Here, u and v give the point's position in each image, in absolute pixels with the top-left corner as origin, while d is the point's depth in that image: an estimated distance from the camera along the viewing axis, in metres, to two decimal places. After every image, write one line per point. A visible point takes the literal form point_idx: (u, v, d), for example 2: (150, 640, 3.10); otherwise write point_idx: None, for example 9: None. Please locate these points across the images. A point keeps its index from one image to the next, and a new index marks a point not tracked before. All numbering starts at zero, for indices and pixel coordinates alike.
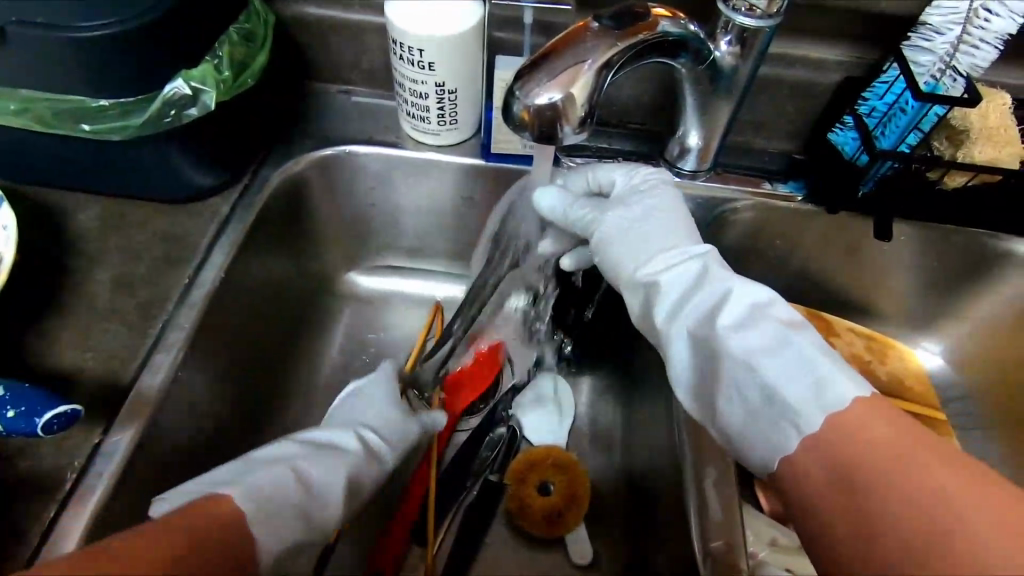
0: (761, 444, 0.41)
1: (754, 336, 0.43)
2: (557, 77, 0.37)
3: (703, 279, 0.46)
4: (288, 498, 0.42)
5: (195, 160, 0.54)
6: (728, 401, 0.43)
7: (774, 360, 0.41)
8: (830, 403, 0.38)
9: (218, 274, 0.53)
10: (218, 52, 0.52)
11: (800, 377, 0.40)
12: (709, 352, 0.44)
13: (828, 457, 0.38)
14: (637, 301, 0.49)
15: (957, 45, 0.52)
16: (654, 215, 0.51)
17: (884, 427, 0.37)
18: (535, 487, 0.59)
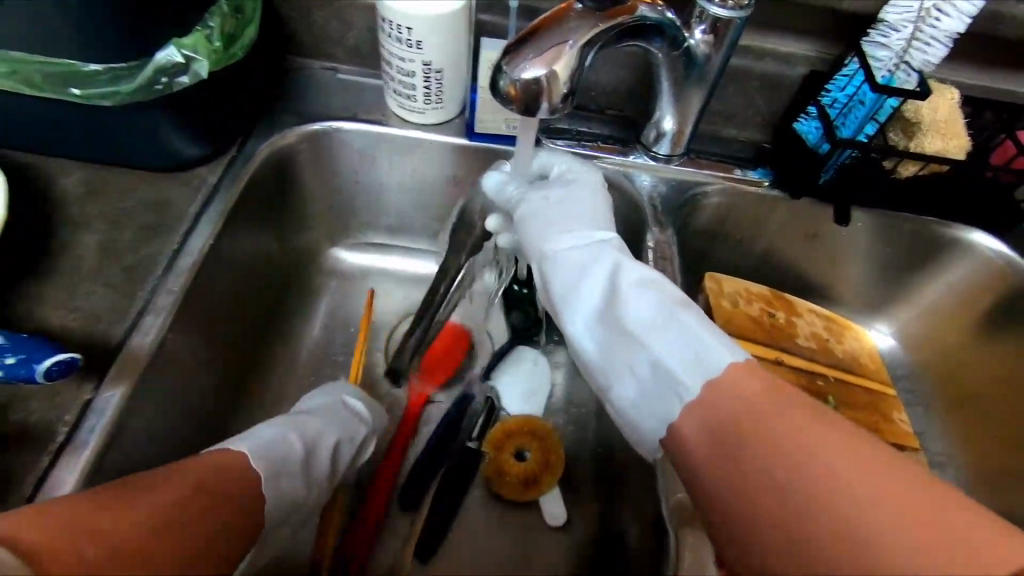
0: (652, 417, 0.42)
1: (643, 309, 0.44)
2: (542, 54, 0.39)
3: (601, 253, 0.48)
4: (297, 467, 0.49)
5: (183, 129, 0.55)
6: (622, 377, 0.44)
7: (659, 334, 0.42)
8: (709, 370, 0.39)
9: (204, 241, 0.54)
10: (209, 21, 0.52)
11: (689, 348, 0.41)
12: (610, 325, 0.45)
13: (709, 428, 0.37)
14: (540, 273, 0.50)
15: (910, 42, 0.56)
16: (572, 195, 0.52)
17: (754, 392, 0.37)
18: (512, 454, 0.62)
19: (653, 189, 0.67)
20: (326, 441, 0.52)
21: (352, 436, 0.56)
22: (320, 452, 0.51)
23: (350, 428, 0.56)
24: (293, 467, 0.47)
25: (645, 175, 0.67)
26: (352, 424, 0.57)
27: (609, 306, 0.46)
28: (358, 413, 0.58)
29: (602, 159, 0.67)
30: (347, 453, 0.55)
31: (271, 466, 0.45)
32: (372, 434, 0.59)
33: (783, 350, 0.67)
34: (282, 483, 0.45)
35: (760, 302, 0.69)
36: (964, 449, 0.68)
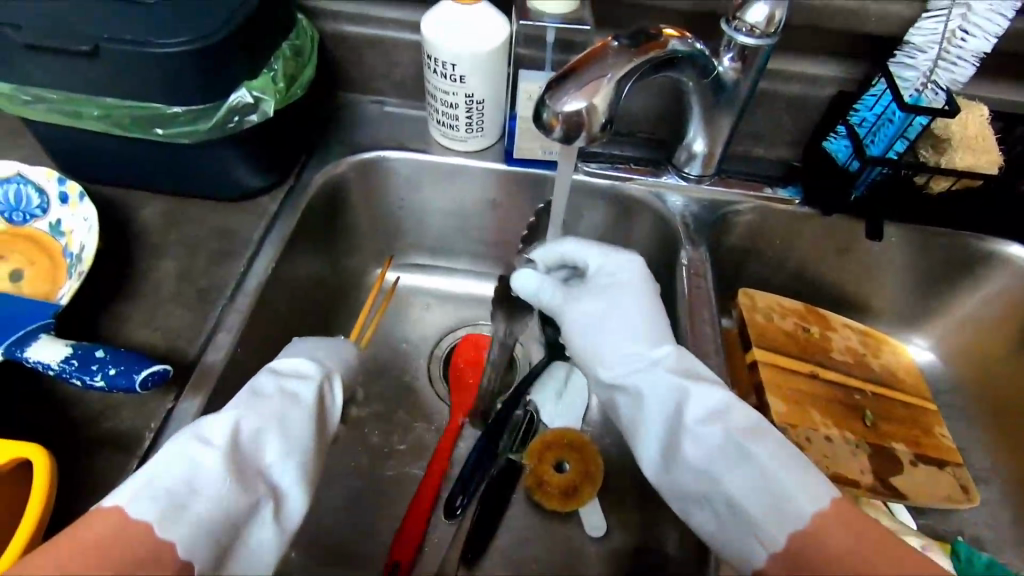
0: (731, 552, 0.45)
1: (710, 440, 0.46)
2: (582, 87, 0.42)
3: (660, 374, 0.49)
4: (201, 479, 0.39)
5: (248, 162, 0.60)
6: (699, 508, 0.47)
7: (732, 473, 0.44)
8: (790, 522, 0.41)
9: (268, 264, 0.59)
10: (273, 65, 0.58)
11: (760, 488, 0.43)
12: (676, 463, 0.48)
13: (795, 566, 0.40)
14: (604, 394, 0.54)
15: (937, 63, 0.57)
16: (620, 301, 0.54)
17: (847, 540, 0.39)
18: (552, 466, 0.64)
19: (684, 209, 0.69)
20: (251, 424, 0.44)
21: (297, 392, 0.48)
22: (252, 436, 0.43)
23: (292, 383, 0.49)
24: (212, 478, 0.39)
25: (677, 196, 0.69)
26: (294, 390, 0.48)
27: (676, 439, 0.48)
28: (298, 371, 0.51)
29: (634, 181, 0.69)
30: (298, 418, 0.46)
31: (176, 500, 0.38)
32: (329, 384, 0.51)
33: (820, 365, 0.68)
34: (194, 506, 0.38)
35: (794, 317, 0.70)
36: (1010, 463, 0.68)
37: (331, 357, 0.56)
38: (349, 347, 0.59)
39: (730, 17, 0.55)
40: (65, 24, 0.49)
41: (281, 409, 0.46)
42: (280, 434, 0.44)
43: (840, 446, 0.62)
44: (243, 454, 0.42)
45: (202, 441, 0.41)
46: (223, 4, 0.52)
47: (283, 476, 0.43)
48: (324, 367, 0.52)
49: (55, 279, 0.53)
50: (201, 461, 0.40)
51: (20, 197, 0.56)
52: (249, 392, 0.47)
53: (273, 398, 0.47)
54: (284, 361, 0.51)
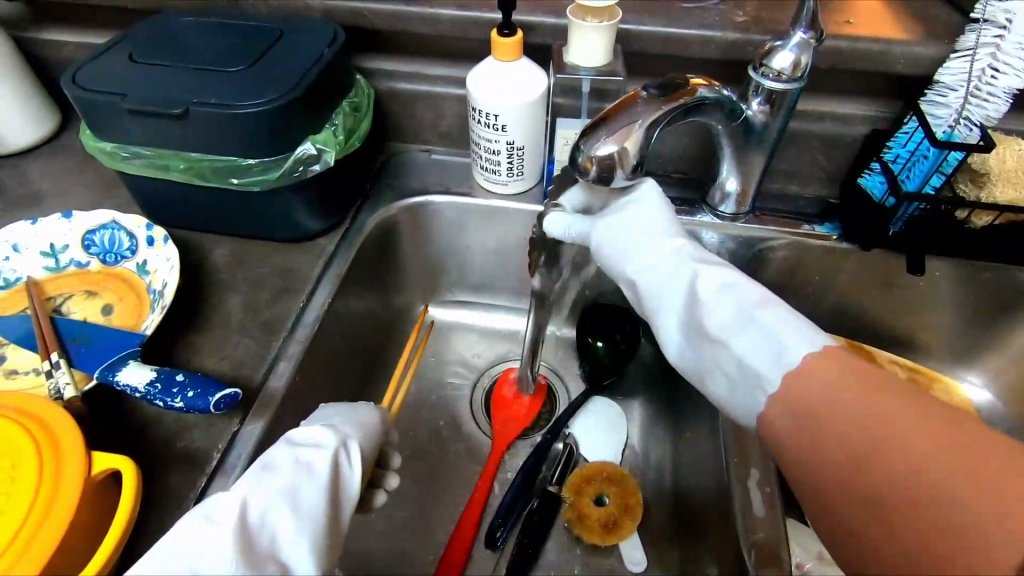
0: (739, 410, 0.43)
1: (721, 319, 0.43)
2: (614, 133, 0.45)
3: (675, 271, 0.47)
4: (206, 564, 0.38)
5: (311, 207, 0.66)
6: (711, 374, 0.45)
7: (741, 338, 0.42)
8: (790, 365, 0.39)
9: (326, 299, 0.64)
10: (335, 120, 0.65)
11: (771, 347, 0.40)
12: (694, 335, 0.45)
13: (792, 408, 0.38)
14: (628, 288, 0.51)
15: (967, 100, 0.58)
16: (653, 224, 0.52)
17: (836, 385, 0.37)
18: (592, 498, 0.65)
19: (720, 245, 0.71)
20: (258, 501, 0.42)
21: (307, 464, 0.46)
22: (258, 515, 0.42)
23: (306, 455, 0.47)
24: (213, 558, 0.38)
25: (712, 233, 0.71)
26: (308, 459, 0.46)
27: (691, 323, 0.45)
28: (314, 441, 0.48)
29: None
30: (311, 494, 0.44)
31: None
32: (346, 451, 0.49)
33: None
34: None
35: None
36: None
37: (351, 422, 0.53)
38: (374, 411, 0.57)
39: (757, 63, 0.58)
40: (161, 91, 0.57)
41: (291, 483, 0.44)
42: (290, 511, 0.42)
43: None
44: (253, 533, 0.41)
45: (208, 521, 0.40)
46: (295, 70, 0.60)
47: (295, 557, 0.41)
48: (340, 435, 0.50)
49: (140, 313, 0.59)
50: (204, 541, 0.39)
51: (114, 241, 0.63)
52: (259, 467, 0.45)
53: (283, 473, 0.44)
54: (302, 431, 0.49)
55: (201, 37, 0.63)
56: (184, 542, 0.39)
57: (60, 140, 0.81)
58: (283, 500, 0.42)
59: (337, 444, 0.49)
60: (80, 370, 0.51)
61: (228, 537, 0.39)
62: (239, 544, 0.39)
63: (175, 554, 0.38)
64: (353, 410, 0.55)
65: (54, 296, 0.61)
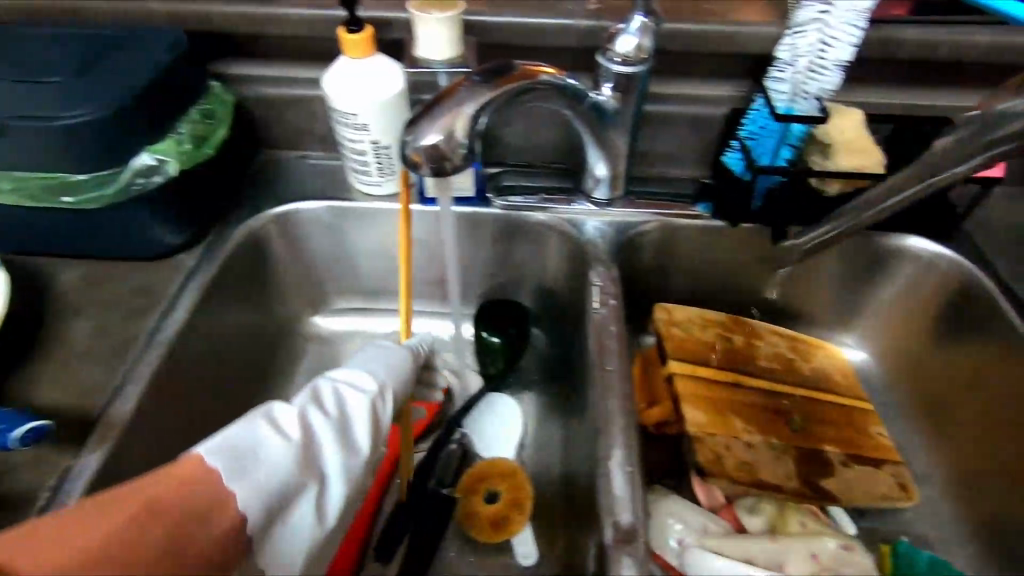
0: None
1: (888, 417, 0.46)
2: (438, 121, 0.45)
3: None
4: (262, 451, 0.45)
5: (165, 221, 0.63)
6: None
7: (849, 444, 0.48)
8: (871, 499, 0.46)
9: (184, 317, 0.60)
10: (181, 129, 0.61)
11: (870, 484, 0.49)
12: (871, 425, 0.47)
13: None
14: None
15: (804, 74, 0.60)
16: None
17: None
18: (483, 496, 0.64)
19: (598, 232, 0.71)
20: (318, 419, 0.51)
21: (353, 397, 0.55)
22: (314, 429, 0.50)
23: (348, 392, 0.55)
24: (278, 454, 0.45)
25: (592, 222, 0.72)
26: (355, 394, 0.55)
27: None
28: (358, 382, 0.57)
29: (548, 210, 0.72)
30: (355, 425, 0.53)
31: (238, 457, 0.43)
32: (382, 398, 0.57)
33: (745, 372, 0.68)
34: (258, 465, 0.44)
35: (715, 327, 0.71)
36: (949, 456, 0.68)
37: (397, 364, 0.62)
38: (407, 356, 0.64)
39: (603, 49, 0.59)
40: None
41: (341, 415, 0.53)
42: (332, 440, 0.50)
43: (761, 452, 0.61)
44: (311, 442, 0.49)
45: (273, 422, 0.48)
46: (125, 78, 0.56)
47: (331, 467, 0.49)
48: (380, 381, 0.59)
49: None
50: (267, 433, 0.46)
51: None
52: (312, 397, 0.53)
53: (338, 409, 0.53)
54: (348, 374, 0.58)
55: (23, 48, 0.59)
56: (249, 426, 0.46)
57: None
58: (339, 413, 0.53)
59: (385, 385, 0.59)
60: None
61: (283, 437, 0.47)
62: (304, 442, 0.48)
63: (239, 433, 0.45)
64: (392, 351, 0.63)
65: None
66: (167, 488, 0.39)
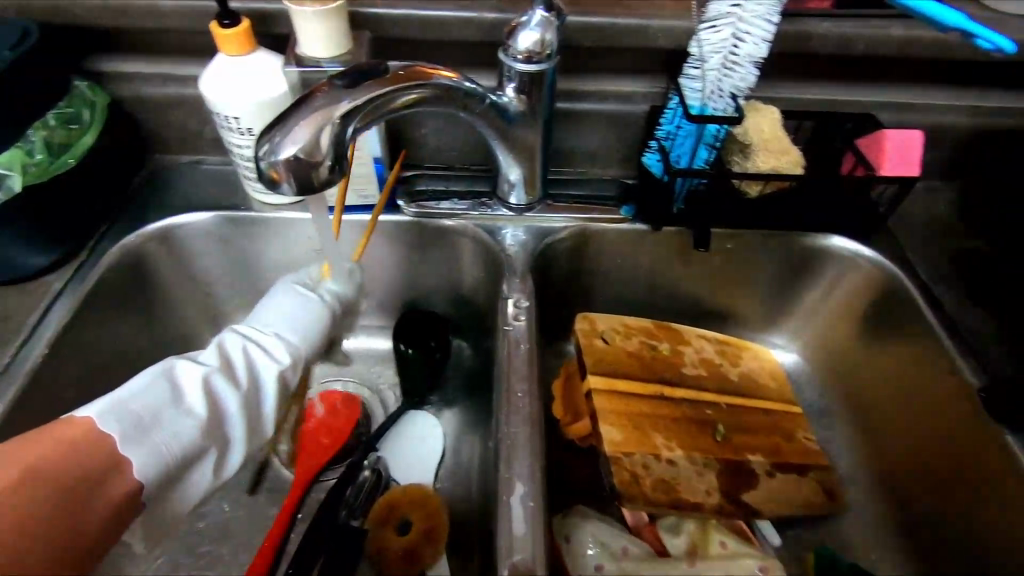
0: None
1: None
2: (296, 127, 0.40)
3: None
4: (162, 412, 0.44)
5: (19, 241, 0.55)
6: None
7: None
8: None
9: (43, 350, 0.54)
10: (31, 137, 0.55)
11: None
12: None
13: None
14: None
15: (718, 72, 0.57)
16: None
17: None
18: (393, 527, 0.60)
19: (514, 240, 0.67)
20: (223, 384, 0.48)
21: (265, 359, 0.52)
22: (219, 397, 0.48)
23: (257, 356, 0.52)
24: (178, 421, 0.45)
25: (509, 228, 0.68)
26: (265, 358, 0.52)
27: None
28: (269, 343, 0.53)
29: (462, 217, 0.68)
30: (261, 392, 0.51)
31: (137, 422, 0.43)
32: (292, 368, 0.53)
33: (669, 383, 0.66)
34: (155, 433, 0.43)
35: (640, 335, 0.68)
36: (872, 457, 0.67)
37: (312, 323, 0.56)
38: (327, 315, 0.57)
39: (505, 45, 0.54)
40: None
41: (252, 384, 0.50)
42: (235, 403, 0.48)
43: (683, 468, 0.59)
44: (216, 413, 0.47)
45: (173, 382, 0.46)
46: None
47: (234, 430, 0.48)
48: (293, 347, 0.54)
49: None
50: (165, 397, 0.45)
51: None
52: (216, 356, 0.50)
53: (247, 375, 0.50)
54: (257, 332, 0.54)
55: None
56: (146, 389, 0.44)
57: None
58: (246, 382, 0.50)
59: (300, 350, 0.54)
60: None
61: (177, 405, 0.45)
62: (207, 415, 0.46)
63: (134, 395, 0.44)
64: (306, 306, 0.57)
65: None
66: (52, 449, 0.39)
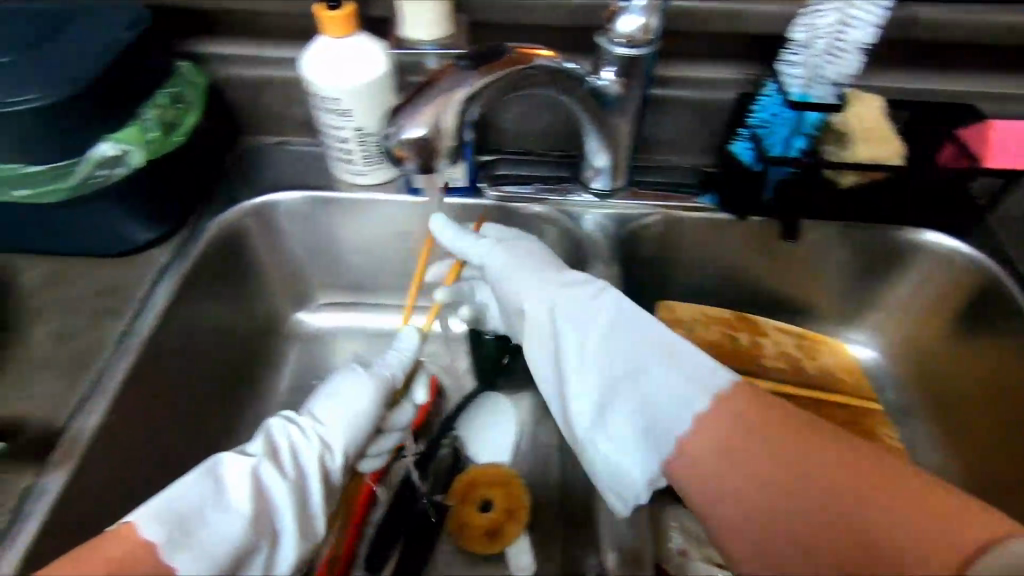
0: None
1: (626, 358, 0.51)
2: (420, 112, 0.40)
3: (578, 302, 0.54)
4: (205, 513, 0.42)
5: (130, 215, 0.58)
6: None
7: (648, 369, 0.50)
8: (713, 387, 0.47)
9: (153, 320, 0.56)
10: (145, 115, 0.57)
11: (653, 424, 0.48)
12: (584, 368, 0.51)
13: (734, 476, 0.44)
14: None
15: (819, 58, 0.56)
16: (517, 254, 0.59)
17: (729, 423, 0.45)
18: (475, 506, 0.61)
19: (598, 226, 0.67)
20: (270, 477, 0.46)
21: (309, 446, 0.50)
22: (267, 494, 0.46)
23: (303, 444, 0.50)
24: (225, 521, 0.42)
25: (590, 214, 0.68)
26: (309, 448, 0.50)
27: None
28: (320, 428, 0.52)
29: (545, 202, 0.68)
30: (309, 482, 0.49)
31: (183, 522, 0.41)
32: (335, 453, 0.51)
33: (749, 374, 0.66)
34: (202, 532, 0.41)
35: (718, 325, 0.68)
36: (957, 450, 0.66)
37: (362, 407, 0.54)
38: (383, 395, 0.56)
39: (605, 29, 0.54)
40: None
41: (298, 475, 0.48)
42: (281, 499, 0.46)
43: None
44: (262, 509, 0.45)
45: (218, 480, 0.44)
46: (80, 56, 0.51)
47: (283, 524, 0.45)
48: (344, 432, 0.52)
49: None
50: (212, 497, 0.43)
51: None
52: (264, 446, 0.48)
53: (294, 468, 0.48)
54: (308, 415, 0.53)
55: None
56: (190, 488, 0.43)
57: None
58: (294, 475, 0.48)
59: (350, 434, 0.53)
60: None
61: (222, 506, 0.43)
62: (253, 512, 0.44)
63: (178, 494, 0.42)
64: (355, 390, 0.55)
65: None
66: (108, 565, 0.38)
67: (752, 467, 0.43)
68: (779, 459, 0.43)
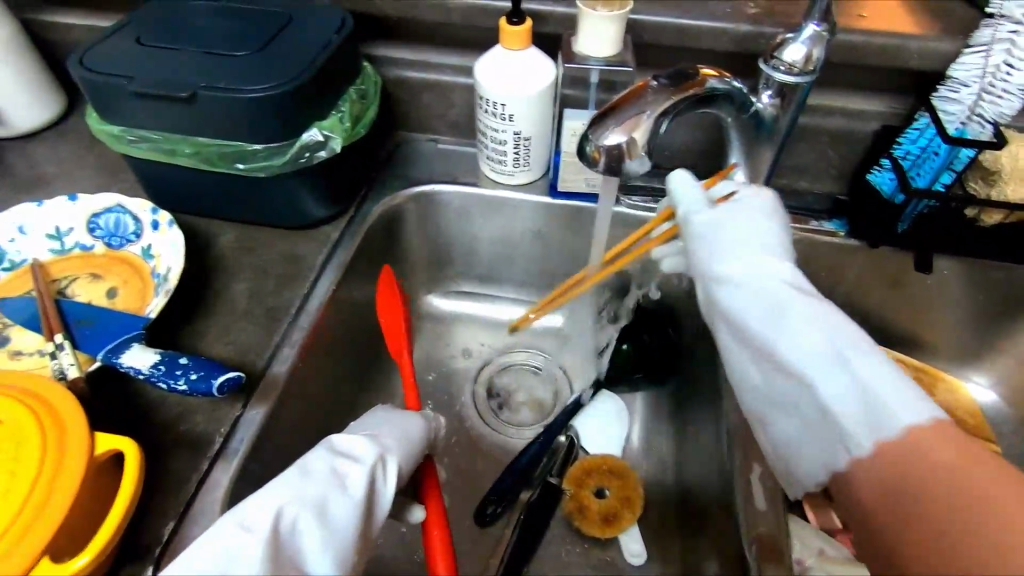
0: None
1: (805, 354, 0.41)
2: (623, 123, 0.46)
3: (775, 295, 0.43)
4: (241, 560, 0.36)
5: (316, 196, 0.66)
6: None
7: (830, 380, 0.40)
8: (881, 430, 0.38)
9: (328, 286, 0.64)
10: (341, 107, 0.64)
11: (810, 429, 0.42)
12: (764, 364, 0.44)
13: (878, 480, 0.38)
14: None
15: (980, 97, 0.57)
16: (747, 219, 0.47)
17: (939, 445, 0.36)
18: (593, 491, 0.65)
19: None
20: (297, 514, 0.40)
21: (323, 481, 0.43)
22: (329, 515, 0.42)
23: (340, 473, 0.45)
24: (250, 551, 0.37)
25: None
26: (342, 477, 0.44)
27: None
28: (355, 452, 0.47)
29: None
30: (344, 505, 0.43)
31: None
32: (382, 468, 0.47)
33: None
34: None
35: None
36: None
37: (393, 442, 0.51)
38: (420, 425, 0.55)
39: (768, 56, 0.57)
40: (168, 75, 0.57)
41: (320, 509, 0.42)
42: (320, 529, 0.41)
43: None
44: (287, 541, 0.39)
45: (245, 525, 0.39)
46: (303, 53, 0.59)
47: (327, 542, 0.40)
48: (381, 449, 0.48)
49: (144, 296, 0.59)
50: (240, 551, 0.37)
51: (119, 224, 0.63)
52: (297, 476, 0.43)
53: (315, 496, 0.42)
54: (343, 439, 0.48)
55: (207, 21, 0.63)
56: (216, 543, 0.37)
57: (65, 125, 0.80)
58: (318, 506, 0.42)
59: (379, 468, 0.47)
60: (83, 352, 0.51)
61: (256, 550, 0.37)
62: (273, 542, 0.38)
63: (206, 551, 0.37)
64: (351, 441, 0.48)
65: (58, 279, 0.61)
66: None
67: (907, 471, 0.37)
68: (919, 448, 0.37)
